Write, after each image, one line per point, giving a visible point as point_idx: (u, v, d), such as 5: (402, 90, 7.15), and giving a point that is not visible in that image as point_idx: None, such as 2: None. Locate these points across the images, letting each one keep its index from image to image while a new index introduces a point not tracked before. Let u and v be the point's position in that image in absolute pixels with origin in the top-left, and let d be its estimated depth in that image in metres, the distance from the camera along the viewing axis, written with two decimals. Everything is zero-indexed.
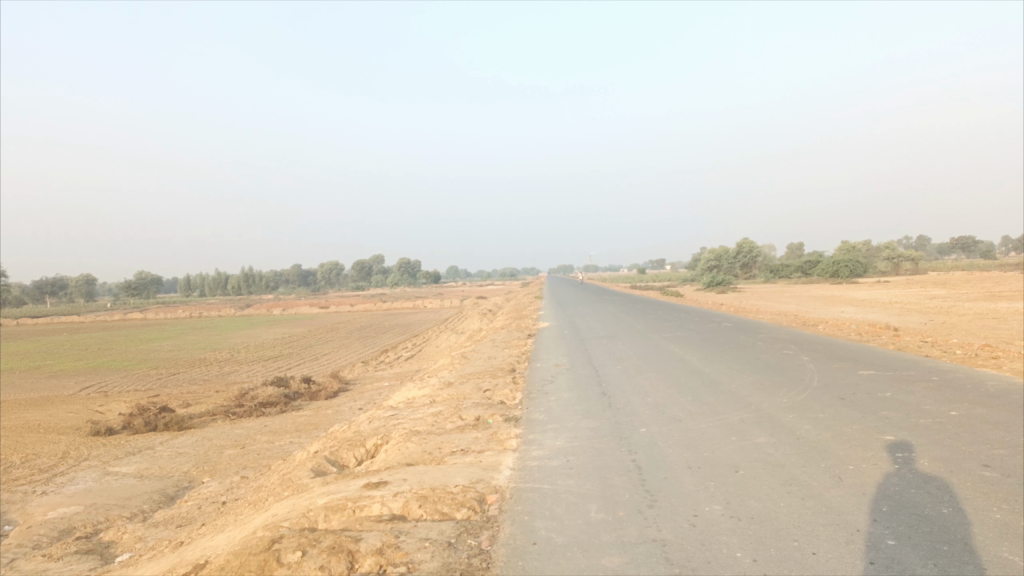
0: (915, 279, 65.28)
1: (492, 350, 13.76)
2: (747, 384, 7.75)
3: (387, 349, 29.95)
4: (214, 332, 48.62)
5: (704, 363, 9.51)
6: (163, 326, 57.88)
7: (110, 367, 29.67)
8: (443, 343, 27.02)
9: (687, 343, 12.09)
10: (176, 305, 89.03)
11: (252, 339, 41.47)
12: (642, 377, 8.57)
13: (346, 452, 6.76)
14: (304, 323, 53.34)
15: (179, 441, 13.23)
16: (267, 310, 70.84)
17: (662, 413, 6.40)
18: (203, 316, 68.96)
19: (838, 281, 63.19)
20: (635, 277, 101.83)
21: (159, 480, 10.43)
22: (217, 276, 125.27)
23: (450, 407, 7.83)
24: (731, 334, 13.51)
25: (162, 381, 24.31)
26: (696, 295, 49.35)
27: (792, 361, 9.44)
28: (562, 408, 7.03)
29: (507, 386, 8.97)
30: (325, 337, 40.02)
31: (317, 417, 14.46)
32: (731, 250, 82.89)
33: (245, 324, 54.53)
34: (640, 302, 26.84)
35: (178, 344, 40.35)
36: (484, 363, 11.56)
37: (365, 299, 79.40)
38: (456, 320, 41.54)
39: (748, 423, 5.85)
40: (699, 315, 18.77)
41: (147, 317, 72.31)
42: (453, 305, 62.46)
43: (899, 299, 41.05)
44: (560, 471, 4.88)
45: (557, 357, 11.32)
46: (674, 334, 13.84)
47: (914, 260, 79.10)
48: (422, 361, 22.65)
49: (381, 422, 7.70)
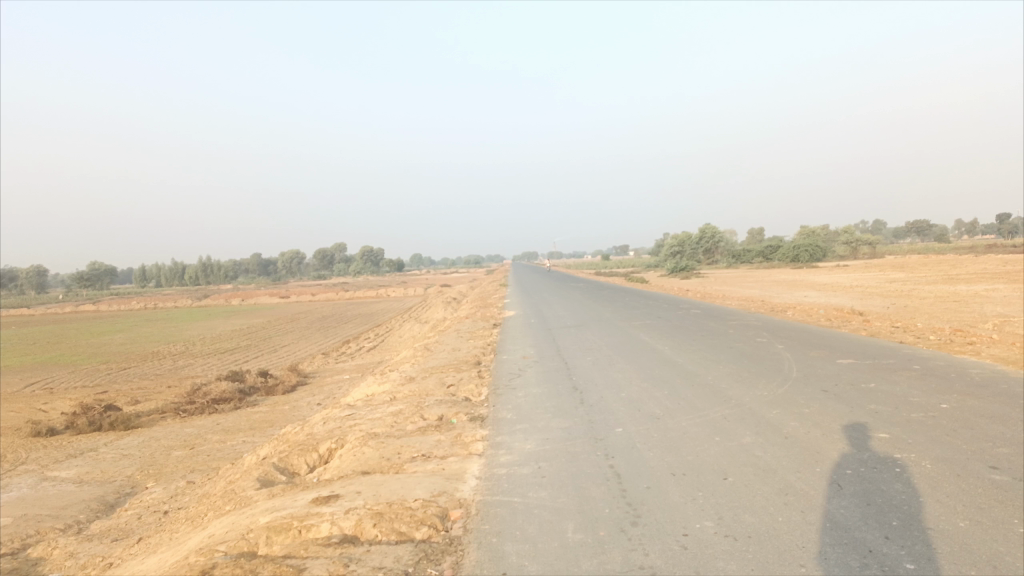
0: (873, 263, 66.25)
1: (457, 341, 13.25)
2: (724, 375, 7.37)
3: (349, 340, 29.20)
4: (169, 324, 47.19)
5: (677, 353, 9.13)
6: (117, 319, 56.03)
7: (57, 363, 28.39)
8: (406, 333, 26.38)
9: (657, 332, 11.72)
10: (130, 297, 86.48)
11: (208, 331, 40.21)
12: (614, 369, 8.15)
13: (297, 458, 6.21)
14: (263, 313, 52.07)
15: (125, 442, 12.47)
16: (225, 301, 69.14)
17: (638, 410, 5.98)
18: (158, 307, 66.98)
19: (799, 266, 63.82)
20: (599, 264, 101.92)
21: (100, 486, 9.69)
22: (173, 266, 122.15)
23: (411, 405, 7.32)
24: (701, 321, 13.19)
25: (112, 376, 23.27)
26: (660, 282, 49.33)
27: (767, 349, 9.11)
28: (532, 405, 6.57)
29: (473, 381, 8.49)
30: (285, 328, 38.97)
31: (273, 413, 13.81)
32: (694, 236, 83.29)
33: (202, 316, 53.01)
34: (606, 290, 26.52)
35: (130, 337, 38.93)
36: (448, 356, 11.06)
37: (326, 289, 77.96)
38: (419, 310, 40.81)
39: (731, 420, 5.46)
40: (667, 302, 18.48)
41: (99, 309, 69.98)
42: (417, 293, 61.69)
43: (859, 283, 41.46)
44: (531, 480, 4.41)
45: (524, 348, 10.86)
46: (643, 322, 13.49)
47: (872, 244, 80.37)
48: (385, 352, 22.03)
49: (337, 423, 7.15)
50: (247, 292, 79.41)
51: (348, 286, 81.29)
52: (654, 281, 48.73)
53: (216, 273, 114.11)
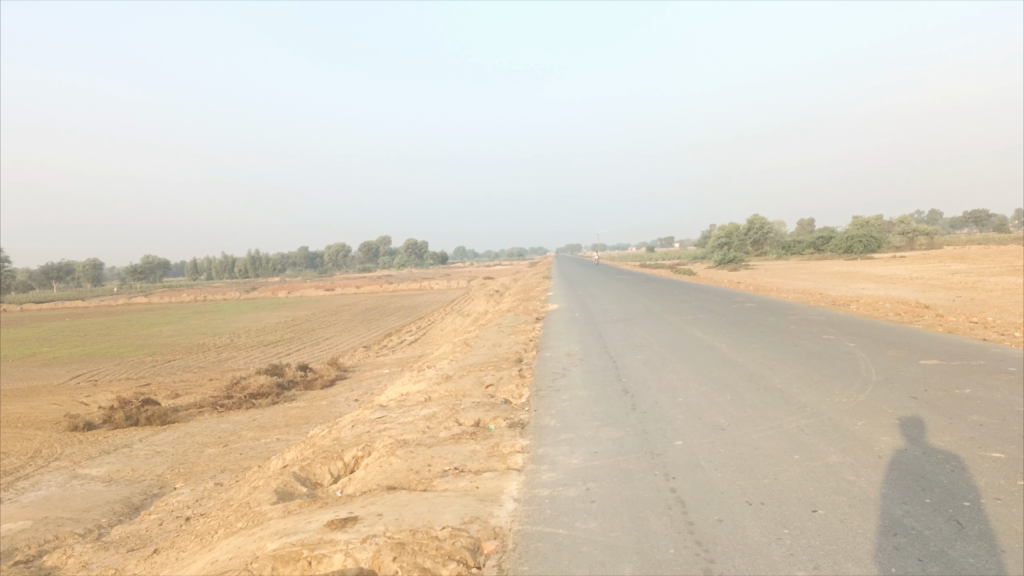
0: (932, 254, 63.72)
1: (498, 336, 12.66)
2: (793, 378, 6.61)
3: (390, 333, 28.90)
4: (216, 316, 47.62)
5: (737, 352, 8.38)
6: (167, 310, 56.96)
7: (104, 354, 28.66)
8: (447, 326, 25.91)
9: (711, 328, 10.95)
10: (182, 289, 88.20)
11: (253, 323, 40.39)
12: (668, 369, 7.45)
13: (320, 467, 5.67)
14: (307, 306, 52.32)
15: (160, 439, 12.20)
16: (272, 293, 69.92)
17: (698, 418, 5.28)
18: (207, 299, 68.01)
19: (853, 257, 61.70)
20: (645, 256, 100.46)
21: (128, 486, 9.36)
22: (223, 259, 124.25)
23: (446, 408, 6.73)
24: (758, 315, 12.36)
25: (155, 369, 23.30)
26: (709, 274, 48.05)
27: (837, 348, 8.29)
28: (578, 411, 5.92)
29: (513, 380, 7.88)
30: (328, 321, 38.92)
31: (309, 409, 13.43)
32: (742, 226, 81.37)
33: (248, 308, 53.52)
34: (654, 281, 25.68)
35: (177, 329, 39.33)
36: (487, 352, 10.47)
37: (371, 281, 78.31)
38: (462, 302, 40.42)
39: (809, 433, 4.73)
40: (718, 295, 17.61)
41: (151, 301, 71.41)
42: (460, 286, 61.41)
43: (919, 274, 39.68)
44: (579, 505, 3.78)
45: (569, 345, 10.20)
46: (696, 317, 12.71)
47: (930, 235, 77.43)
48: (426, 346, 21.60)
49: (366, 426, 6.61)
50: (293, 285, 80.18)
51: (393, 278, 81.46)
52: (702, 274, 47.49)
53: (264, 265, 115.76)
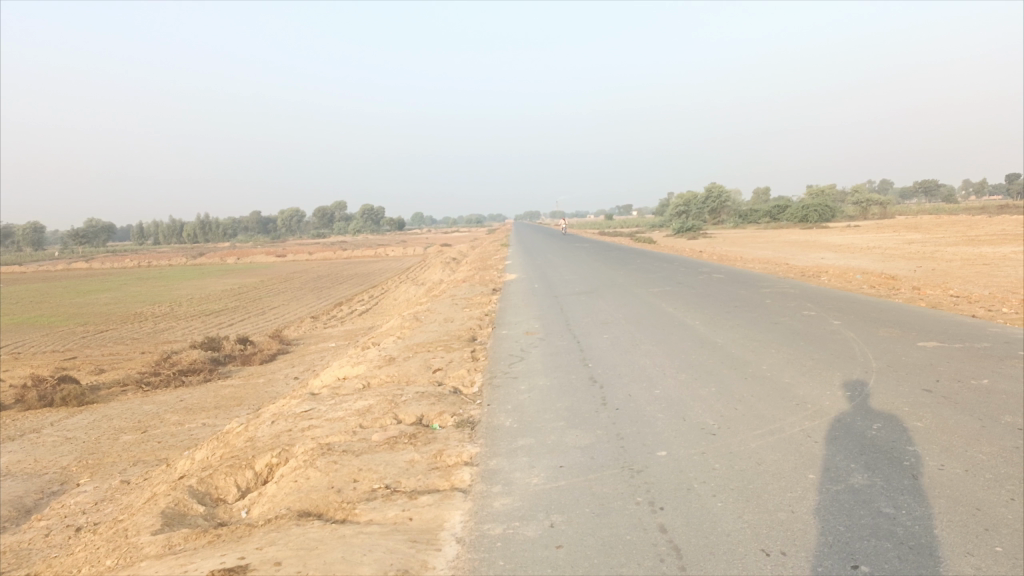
0: (885, 224, 64.43)
1: (451, 309, 11.66)
2: (783, 364, 5.81)
3: (341, 302, 27.69)
4: (159, 284, 45.56)
5: (714, 331, 7.54)
6: (109, 277, 54.45)
7: (33, 324, 26.87)
8: (401, 296, 24.77)
9: (681, 302, 10.16)
10: (127, 254, 84.87)
11: (199, 291, 38.57)
12: (640, 352, 6.59)
13: (224, 478, 4.62)
14: (258, 273, 50.48)
15: (74, 423, 10.96)
16: (221, 260, 67.54)
17: (682, 419, 4.40)
18: (153, 265, 65.39)
19: (810, 226, 61.96)
20: (604, 223, 100.11)
21: (25, 482, 8.21)
22: (172, 224, 120.16)
23: (383, 402, 5.74)
24: (729, 288, 11.61)
25: (85, 341, 21.79)
26: (668, 242, 47.57)
27: (822, 327, 7.54)
28: (538, 407, 4.99)
29: (464, 365, 6.92)
30: (277, 289, 37.37)
31: (244, 389, 12.35)
32: (700, 194, 81.30)
33: (195, 275, 51.46)
34: (616, 250, 24.88)
35: (116, 297, 37.36)
36: (437, 329, 9.49)
37: (326, 247, 76.33)
38: (418, 270, 39.20)
39: (820, 440, 3.89)
40: (684, 265, 16.84)
41: (93, 266, 68.44)
42: (417, 253, 60.01)
43: (876, 244, 39.72)
44: (541, 553, 2.85)
45: (528, 321, 9.27)
46: (663, 289, 11.89)
47: (882, 205, 78.58)
48: (377, 317, 20.54)
49: (288, 422, 5.58)
50: (244, 251, 77.72)
51: (349, 244, 79.50)
52: (662, 242, 47.02)
53: (215, 230, 112.19)
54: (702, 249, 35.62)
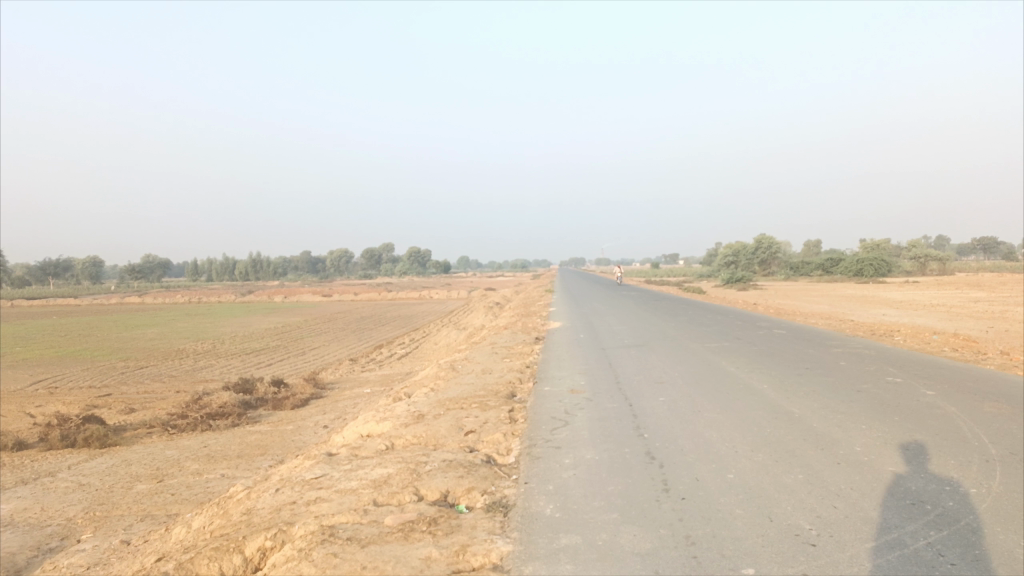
0: (945, 280, 61.96)
1: (490, 359, 10.89)
2: (880, 447, 4.88)
3: (381, 345, 27.13)
4: (205, 320, 45.82)
5: (787, 397, 6.62)
6: (158, 312, 55.26)
7: (76, 358, 26.87)
8: (441, 340, 24.11)
9: (742, 360, 9.25)
10: (178, 289, 86.53)
11: (241, 329, 38.58)
12: (703, 421, 5.72)
13: (206, 565, 3.85)
14: (302, 312, 50.65)
15: (91, 467, 10.40)
16: (268, 298, 68.21)
17: (768, 520, 3.52)
18: (202, 301, 66.26)
19: (865, 280, 59.96)
20: (650, 272, 98.98)
21: (24, 534, 7.59)
22: (224, 261, 122.64)
23: (404, 472, 4.94)
24: (794, 346, 10.63)
25: (123, 377, 21.55)
26: (717, 292, 46.38)
27: (914, 399, 6.58)
28: (587, 490, 4.15)
29: (501, 428, 6.10)
30: (319, 329, 37.17)
31: (271, 436, 11.69)
32: (749, 245, 79.77)
33: (241, 312, 51.83)
34: (664, 300, 23.95)
35: (161, 332, 37.50)
36: (474, 382, 8.70)
37: (371, 288, 76.63)
38: (460, 315, 38.66)
39: (960, 566, 2.99)
40: (739, 318, 15.83)
41: (145, 301, 69.82)
42: (460, 297, 59.68)
43: (937, 302, 37.92)
44: None
45: (572, 376, 8.44)
46: (721, 345, 10.96)
47: (942, 261, 75.84)
48: (415, 362, 19.86)
49: (293, 491, 4.81)
50: (292, 290, 78.54)
51: (394, 286, 79.74)
52: (710, 292, 45.87)
53: (265, 268, 113.96)
54: (752, 301, 34.41)
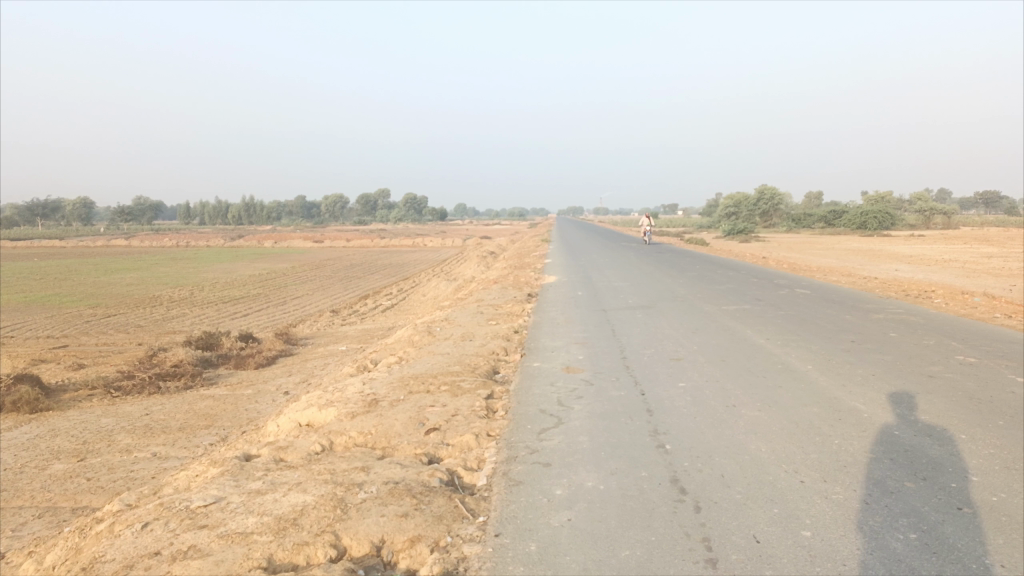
0: (951, 234, 60.43)
1: (473, 321, 9.38)
2: (1006, 479, 3.44)
3: (367, 295, 25.65)
4: (189, 265, 44.18)
5: (844, 387, 5.15)
6: (144, 255, 53.49)
7: (43, 304, 25.35)
8: (429, 293, 22.60)
9: (770, 329, 7.76)
10: (169, 233, 84.56)
11: (225, 275, 36.91)
12: (745, 425, 4.25)
13: None
14: (290, 258, 49.03)
15: (10, 439, 8.99)
16: (258, 243, 66.36)
17: None
18: (191, 246, 64.39)
19: (869, 233, 58.39)
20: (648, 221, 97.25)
21: None
22: (218, 204, 120.16)
23: (326, 502, 3.45)
24: (827, 311, 9.12)
25: (86, 327, 20.06)
26: (718, 244, 44.83)
27: (1007, 392, 5.10)
28: (589, 558, 2.69)
29: (473, 427, 4.60)
30: (306, 276, 35.54)
31: (224, 403, 10.29)
32: (751, 196, 77.81)
33: (228, 257, 50.15)
34: (667, 253, 22.40)
35: (141, 277, 35.91)
36: (450, 353, 7.19)
37: (365, 234, 74.84)
38: (453, 264, 37.08)
39: None
40: (753, 275, 14.31)
41: (131, 244, 67.81)
42: (454, 244, 58.07)
43: (947, 257, 36.53)
44: None
45: (568, 348, 6.94)
46: (742, 308, 9.43)
47: (947, 214, 74.12)
48: (400, 316, 18.43)
49: (164, 532, 3.32)
50: (283, 235, 76.58)
51: (388, 233, 77.90)
52: (711, 244, 44.18)
53: (257, 212, 111.74)
54: (756, 254, 32.86)
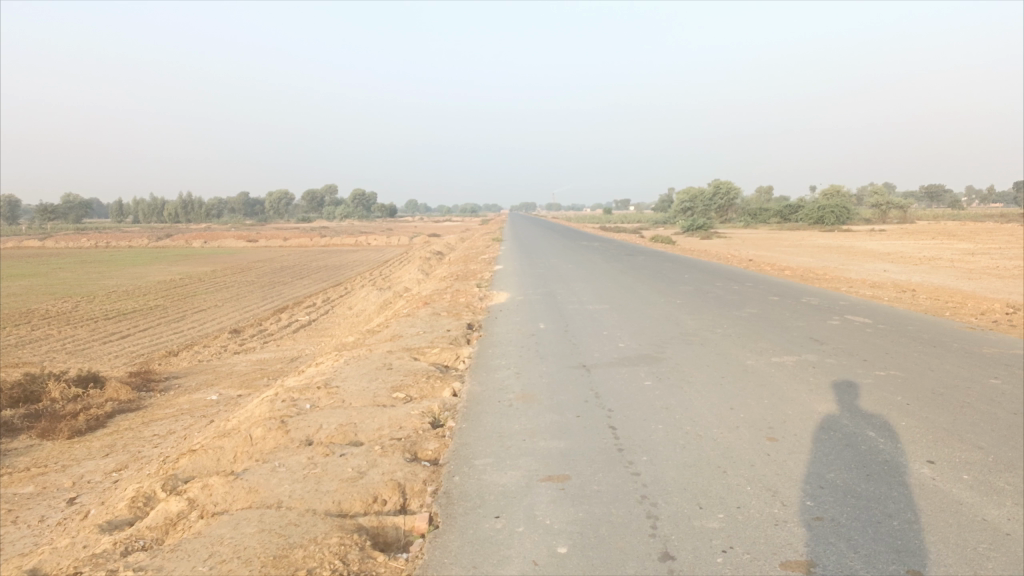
0: (910, 228, 58.45)
1: (369, 393, 5.55)
2: None
3: (286, 307, 21.49)
4: (95, 269, 39.02)
5: None
6: (49, 258, 47.68)
7: None
8: (355, 306, 18.60)
9: (905, 425, 4.22)
10: (96, 231, 78.16)
11: (130, 281, 32.08)
12: None
13: None
14: (214, 260, 43.99)
15: None
16: (185, 243, 60.88)
17: None
18: (109, 246, 58.67)
19: (829, 228, 56.01)
20: (601, 218, 93.76)
21: None
22: (152, 202, 113.15)
23: None
24: (948, 370, 5.59)
25: None
26: (677, 242, 41.44)
27: None
28: None
29: None
30: (224, 282, 31.05)
31: None
32: (706, 190, 74.87)
33: (144, 260, 44.79)
34: (638, 259, 18.76)
35: (26, 286, 30.76)
36: (280, 511, 3.36)
37: (305, 232, 69.46)
38: (392, 267, 32.86)
39: None
40: (766, 291, 10.77)
41: (46, 245, 61.84)
42: (401, 243, 53.78)
43: (923, 254, 33.90)
44: None
45: (529, 503, 3.21)
46: (806, 362, 5.81)
47: (902, 209, 72.49)
48: (312, 342, 14.45)
49: None
50: (212, 233, 70.81)
51: (329, 231, 73.00)
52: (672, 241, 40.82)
53: (195, 210, 105.17)
54: (725, 252, 29.46)
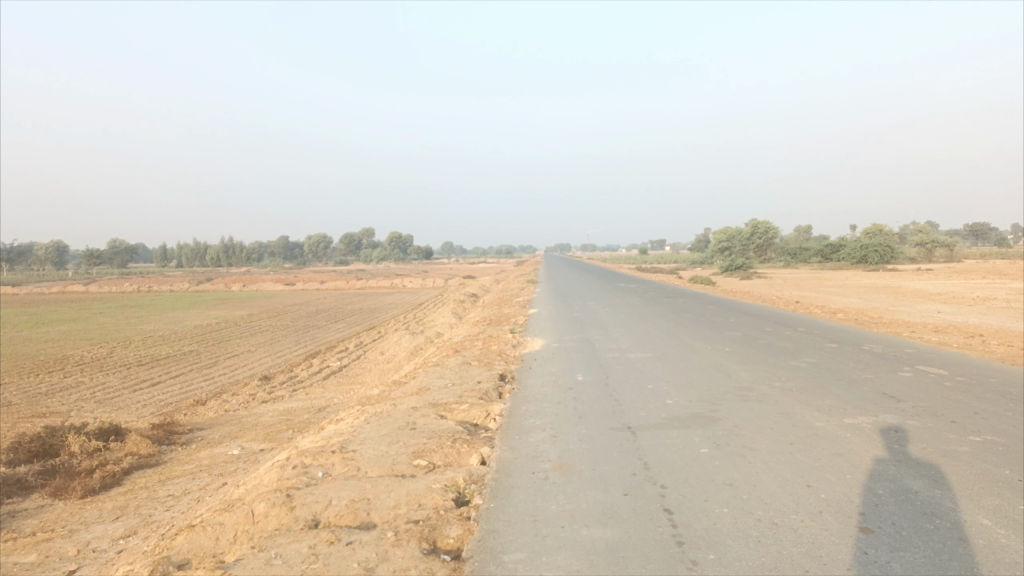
0: (959, 267, 56.50)
1: (387, 460, 4.95)
2: None
3: (317, 353, 21.08)
4: (135, 314, 39.28)
5: None
6: (90, 303, 48.28)
7: None
8: (387, 352, 18.11)
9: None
10: (138, 276, 79.50)
11: (166, 326, 32.11)
12: None
13: None
14: (251, 304, 44.15)
15: None
16: (224, 287, 61.52)
17: None
18: (150, 291, 59.48)
19: (873, 267, 54.42)
20: (637, 258, 92.84)
21: None
22: (194, 247, 115.37)
23: None
24: None
25: None
26: (716, 282, 40.48)
27: None
28: None
29: None
30: (259, 327, 30.88)
31: None
32: (744, 230, 73.71)
33: (182, 304, 45.12)
34: (678, 301, 18.02)
35: (65, 331, 30.95)
36: None
37: (342, 275, 69.77)
38: (426, 310, 32.47)
39: None
40: (821, 336, 9.99)
41: (90, 290, 63.00)
42: (436, 286, 53.53)
43: (976, 294, 32.47)
44: None
45: None
46: (885, 424, 5.08)
47: (948, 247, 70.37)
48: (340, 390, 13.95)
49: None
50: (250, 276, 71.55)
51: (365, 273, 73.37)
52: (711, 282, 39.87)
53: (235, 254, 106.91)
54: (767, 294, 28.49)
